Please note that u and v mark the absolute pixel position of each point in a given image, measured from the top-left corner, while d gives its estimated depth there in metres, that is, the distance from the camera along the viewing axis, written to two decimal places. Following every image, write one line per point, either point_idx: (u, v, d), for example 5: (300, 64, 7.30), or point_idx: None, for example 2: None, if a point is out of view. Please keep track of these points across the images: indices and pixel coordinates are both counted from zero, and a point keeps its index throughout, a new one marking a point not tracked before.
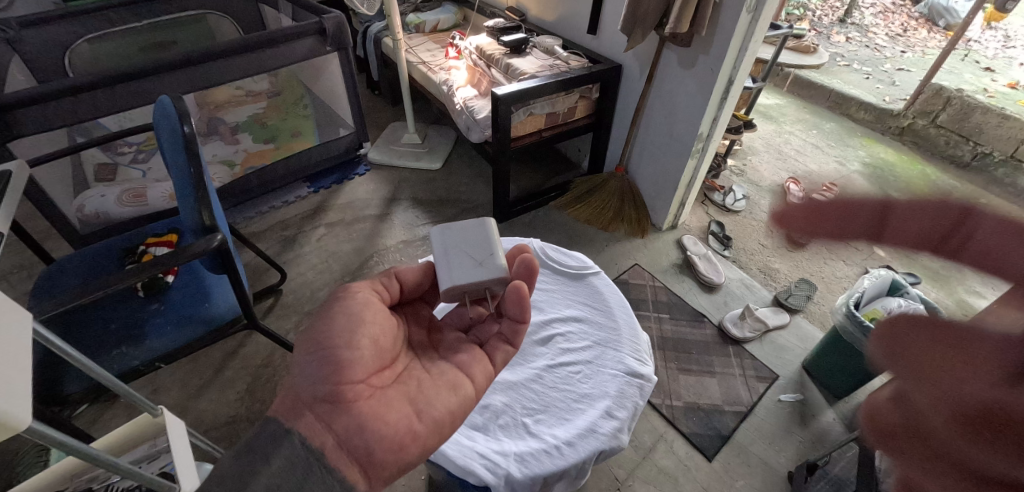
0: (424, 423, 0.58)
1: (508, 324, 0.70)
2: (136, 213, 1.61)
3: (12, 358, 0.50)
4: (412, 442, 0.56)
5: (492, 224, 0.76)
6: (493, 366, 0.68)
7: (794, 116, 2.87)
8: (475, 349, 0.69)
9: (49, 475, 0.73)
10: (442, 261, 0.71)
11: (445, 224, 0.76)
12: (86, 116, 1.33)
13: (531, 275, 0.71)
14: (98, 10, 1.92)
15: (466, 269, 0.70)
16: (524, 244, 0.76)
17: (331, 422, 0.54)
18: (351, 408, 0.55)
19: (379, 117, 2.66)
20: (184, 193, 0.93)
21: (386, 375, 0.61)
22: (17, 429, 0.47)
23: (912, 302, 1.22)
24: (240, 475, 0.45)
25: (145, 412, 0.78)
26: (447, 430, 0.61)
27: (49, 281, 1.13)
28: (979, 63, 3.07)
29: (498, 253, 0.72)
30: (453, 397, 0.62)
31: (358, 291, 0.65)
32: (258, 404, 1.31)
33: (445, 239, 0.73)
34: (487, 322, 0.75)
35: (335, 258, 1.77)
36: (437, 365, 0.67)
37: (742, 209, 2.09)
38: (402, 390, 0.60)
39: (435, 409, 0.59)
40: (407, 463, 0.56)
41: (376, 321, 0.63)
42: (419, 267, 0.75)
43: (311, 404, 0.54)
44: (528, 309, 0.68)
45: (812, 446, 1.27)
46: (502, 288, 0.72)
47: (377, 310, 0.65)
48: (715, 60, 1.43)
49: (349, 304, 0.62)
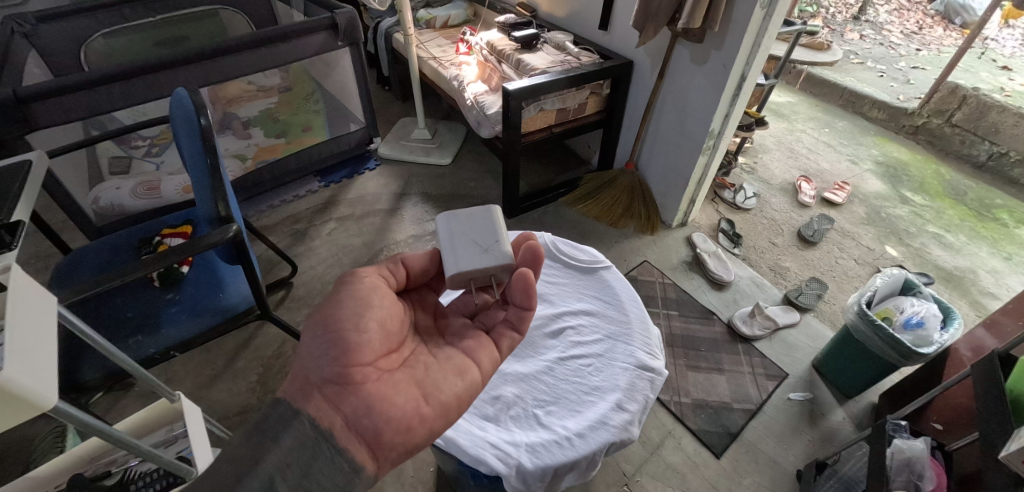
0: (432, 406, 0.59)
1: (514, 311, 0.71)
2: (151, 206, 1.63)
3: (38, 340, 0.51)
4: (420, 424, 0.57)
5: (497, 211, 0.75)
6: (499, 352, 0.69)
7: (806, 114, 2.85)
8: (482, 335, 0.70)
9: (70, 458, 0.74)
10: (448, 248, 0.71)
11: (451, 211, 0.75)
12: (104, 108, 1.35)
13: (536, 262, 0.71)
14: (113, 6, 1.94)
15: (472, 256, 0.70)
16: (530, 231, 0.76)
17: (339, 404, 0.54)
18: (359, 390, 0.56)
19: (389, 113, 2.67)
20: (198, 182, 0.94)
21: (393, 359, 0.62)
22: (44, 407, 0.49)
23: (925, 302, 1.21)
24: (255, 457, 0.46)
25: (163, 397, 0.80)
26: (454, 414, 0.61)
27: (67, 271, 1.15)
28: (996, 61, 3.03)
29: (504, 240, 0.71)
30: (460, 381, 0.63)
31: (365, 276, 0.66)
32: (269, 394, 1.33)
33: (451, 226, 0.73)
34: (493, 309, 0.75)
35: (345, 252, 1.78)
36: (444, 350, 0.68)
37: (752, 207, 2.08)
38: (409, 373, 0.61)
39: (442, 393, 0.60)
40: (415, 445, 0.57)
41: (383, 305, 0.64)
42: (425, 254, 0.75)
43: (319, 385, 0.55)
44: (534, 296, 0.68)
45: (821, 445, 1.26)
46: (507, 275, 0.73)
47: (383, 295, 0.65)
48: (728, 56, 1.42)
49: (356, 288, 0.63)
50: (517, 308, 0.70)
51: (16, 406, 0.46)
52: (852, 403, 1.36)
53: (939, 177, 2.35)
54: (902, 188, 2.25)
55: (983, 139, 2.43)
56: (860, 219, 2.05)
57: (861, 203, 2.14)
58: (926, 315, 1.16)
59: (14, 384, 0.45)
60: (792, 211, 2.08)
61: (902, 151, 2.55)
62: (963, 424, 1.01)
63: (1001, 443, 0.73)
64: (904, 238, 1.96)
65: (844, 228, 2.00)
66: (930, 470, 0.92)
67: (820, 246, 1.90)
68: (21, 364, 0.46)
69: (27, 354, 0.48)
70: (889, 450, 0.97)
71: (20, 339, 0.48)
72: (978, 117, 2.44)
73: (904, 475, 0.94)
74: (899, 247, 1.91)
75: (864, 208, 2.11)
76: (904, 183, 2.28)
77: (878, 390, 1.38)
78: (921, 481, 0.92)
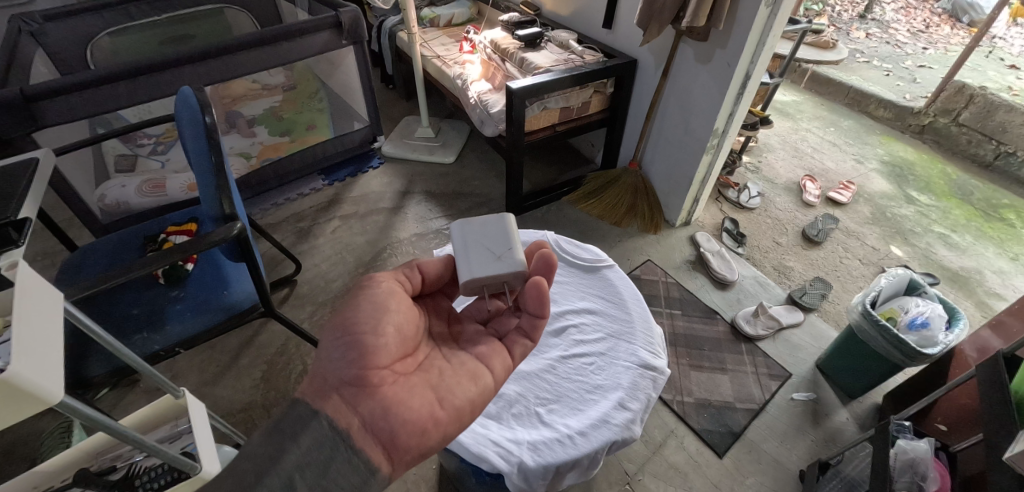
0: (446, 410, 0.59)
1: (527, 319, 0.71)
2: (156, 203, 1.64)
3: (45, 336, 0.51)
4: (434, 428, 0.57)
5: (512, 219, 0.75)
6: (512, 359, 0.69)
7: (811, 113, 2.83)
8: (495, 342, 0.70)
9: (76, 454, 0.75)
10: (462, 254, 0.71)
11: (466, 218, 0.75)
12: (110, 107, 1.36)
13: (550, 270, 0.71)
14: (119, 4, 1.96)
15: (487, 263, 0.70)
16: (543, 239, 0.76)
17: (356, 405, 0.55)
18: (376, 393, 0.56)
19: (392, 111, 2.68)
20: (205, 183, 0.95)
21: (409, 363, 0.62)
22: (51, 402, 0.49)
23: (930, 302, 1.20)
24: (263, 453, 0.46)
25: (167, 394, 0.80)
26: (467, 419, 0.62)
27: (74, 267, 1.16)
28: (1004, 60, 3.00)
29: (518, 249, 0.72)
30: (473, 387, 0.63)
31: (382, 280, 0.66)
32: (273, 392, 1.33)
33: (465, 234, 0.73)
34: (506, 316, 0.76)
35: (349, 250, 1.79)
36: (458, 355, 0.68)
37: (757, 206, 2.07)
38: (424, 377, 0.62)
39: (456, 398, 0.61)
40: (428, 449, 0.58)
41: (400, 310, 0.64)
42: (441, 260, 0.75)
43: (337, 387, 0.55)
44: (547, 304, 0.68)
45: (824, 446, 1.26)
46: (521, 283, 0.73)
47: (401, 299, 0.66)
48: (732, 55, 1.41)
49: (374, 292, 0.63)
50: (531, 316, 0.70)
51: (23, 400, 0.47)
52: (856, 404, 1.35)
53: (945, 177, 2.33)
54: (908, 188, 2.23)
55: (990, 138, 2.40)
56: (865, 219, 2.04)
57: (867, 203, 2.12)
58: (931, 316, 1.15)
59: (20, 378, 0.45)
60: (796, 211, 2.07)
61: (908, 150, 2.53)
62: (967, 426, 1.01)
63: (1006, 445, 0.73)
64: (909, 238, 1.95)
65: (849, 228, 1.98)
66: (932, 471, 0.92)
67: (825, 246, 1.89)
68: (29, 360, 0.47)
69: (34, 350, 0.48)
70: (893, 450, 0.96)
71: (27, 335, 0.49)
72: (985, 117, 2.41)
73: (907, 476, 0.93)
74: (904, 247, 1.90)
75: (870, 208, 2.10)
76: (910, 183, 2.27)
77: (882, 391, 1.37)
78: (924, 482, 0.91)
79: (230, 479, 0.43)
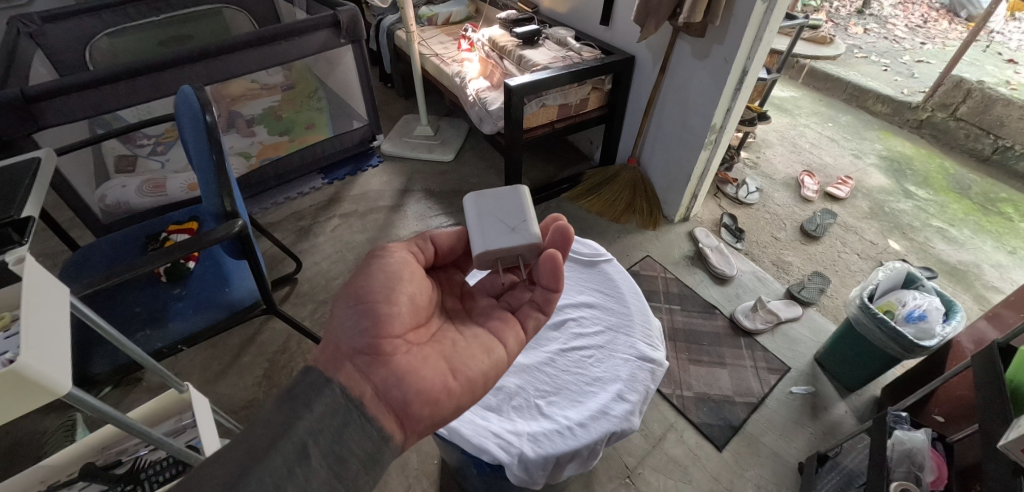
0: (459, 381, 0.60)
1: (540, 292, 0.71)
2: (157, 203, 1.65)
3: (53, 328, 0.52)
4: (447, 398, 0.58)
5: (525, 192, 0.76)
6: (525, 333, 0.70)
7: (809, 108, 2.84)
8: (507, 316, 0.71)
9: (83, 448, 0.76)
10: (475, 227, 0.71)
11: (479, 190, 0.75)
12: (110, 108, 1.37)
13: (565, 243, 0.72)
14: (118, 5, 1.96)
15: (500, 236, 0.70)
16: (558, 213, 0.76)
17: (369, 374, 0.55)
18: (389, 361, 0.56)
19: (390, 109, 2.69)
20: (206, 179, 0.95)
21: (421, 333, 0.63)
22: (59, 393, 0.50)
23: (928, 295, 1.20)
24: (282, 420, 0.45)
25: (172, 388, 0.81)
26: (479, 390, 0.62)
27: (77, 265, 1.17)
28: (1001, 54, 3.00)
29: (531, 220, 0.72)
30: (485, 359, 0.64)
31: (395, 251, 0.67)
32: (275, 388, 1.34)
33: (479, 205, 0.73)
34: (520, 290, 0.77)
35: (350, 247, 1.80)
36: (470, 329, 0.69)
37: (755, 201, 2.08)
38: (437, 347, 0.63)
39: (468, 369, 0.61)
40: (441, 418, 0.58)
41: (412, 279, 0.65)
42: (453, 232, 0.76)
43: (351, 355, 0.55)
44: (561, 278, 0.69)
45: (823, 438, 1.27)
46: (534, 256, 0.74)
47: (413, 269, 0.67)
48: (729, 50, 1.42)
49: (386, 263, 0.65)
50: (544, 289, 0.71)
51: (32, 391, 0.48)
52: (855, 397, 1.36)
53: (943, 172, 2.33)
54: (906, 182, 2.24)
55: (988, 132, 2.41)
56: (863, 214, 2.04)
57: (865, 198, 2.13)
58: (928, 309, 1.15)
59: (30, 370, 0.46)
60: (795, 206, 2.08)
61: (906, 145, 2.53)
62: (964, 417, 1.02)
63: (1000, 433, 0.73)
64: (908, 232, 1.95)
65: (847, 223, 1.99)
66: (930, 461, 0.93)
67: (823, 241, 1.90)
68: (37, 352, 0.48)
69: (42, 343, 0.49)
70: (890, 441, 0.98)
71: (36, 327, 0.50)
72: (983, 111, 2.42)
73: (904, 466, 0.94)
74: (901, 241, 1.90)
75: (868, 202, 2.11)
76: (908, 177, 2.27)
77: (880, 384, 1.38)
78: (921, 472, 0.93)
79: (243, 448, 0.42)
